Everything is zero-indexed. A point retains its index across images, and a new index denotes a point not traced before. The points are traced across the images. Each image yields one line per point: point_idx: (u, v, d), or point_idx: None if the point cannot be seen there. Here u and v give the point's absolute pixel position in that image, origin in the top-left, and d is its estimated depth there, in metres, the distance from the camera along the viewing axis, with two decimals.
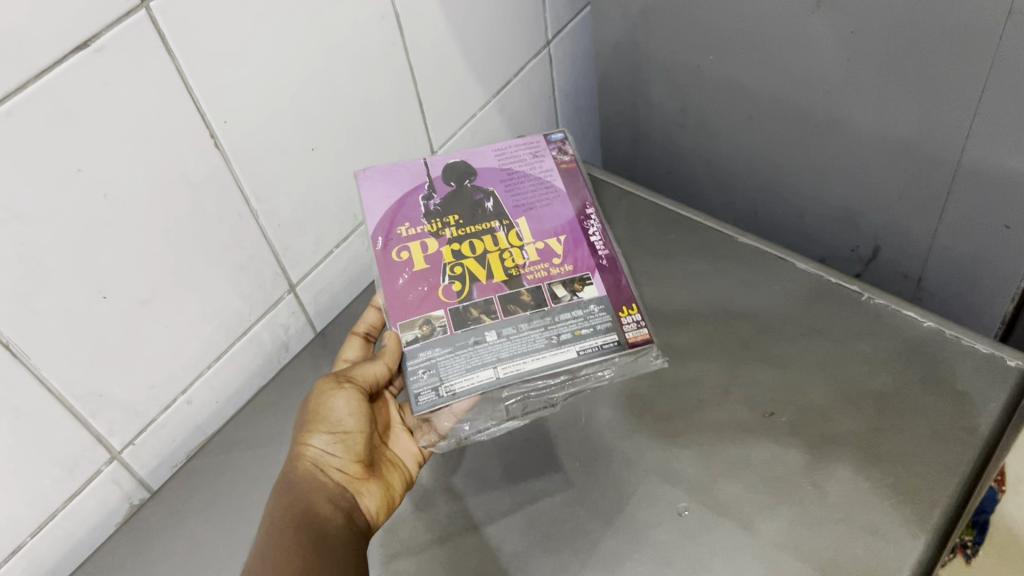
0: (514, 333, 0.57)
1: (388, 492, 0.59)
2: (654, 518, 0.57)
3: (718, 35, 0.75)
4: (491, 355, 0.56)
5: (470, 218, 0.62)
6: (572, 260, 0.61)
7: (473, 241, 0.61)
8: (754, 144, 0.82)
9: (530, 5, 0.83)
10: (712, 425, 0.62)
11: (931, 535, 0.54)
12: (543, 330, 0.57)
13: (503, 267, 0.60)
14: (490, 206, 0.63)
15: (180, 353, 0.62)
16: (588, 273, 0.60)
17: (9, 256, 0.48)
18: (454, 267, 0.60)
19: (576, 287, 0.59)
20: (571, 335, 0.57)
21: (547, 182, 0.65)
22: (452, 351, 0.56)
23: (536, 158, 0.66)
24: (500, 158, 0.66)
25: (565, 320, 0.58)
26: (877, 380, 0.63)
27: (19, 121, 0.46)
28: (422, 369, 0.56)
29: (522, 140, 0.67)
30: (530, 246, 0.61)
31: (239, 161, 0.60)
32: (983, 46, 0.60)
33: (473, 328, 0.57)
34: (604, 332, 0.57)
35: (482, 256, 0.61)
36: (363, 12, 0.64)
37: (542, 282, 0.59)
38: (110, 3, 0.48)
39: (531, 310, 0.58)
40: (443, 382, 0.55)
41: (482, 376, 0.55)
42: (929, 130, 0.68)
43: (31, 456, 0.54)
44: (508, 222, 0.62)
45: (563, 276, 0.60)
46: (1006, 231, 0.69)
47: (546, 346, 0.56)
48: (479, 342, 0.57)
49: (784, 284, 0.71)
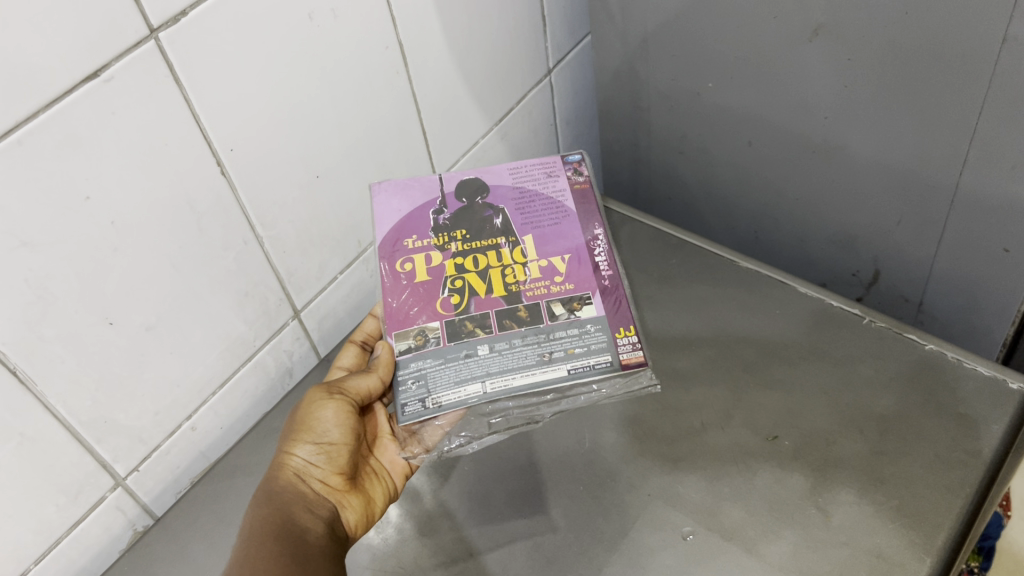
0: (507, 348, 0.57)
1: (368, 506, 0.60)
2: (658, 543, 0.57)
3: (715, 62, 0.77)
4: (481, 370, 0.57)
5: (476, 233, 0.63)
6: (574, 279, 0.61)
7: (477, 256, 0.62)
8: (753, 170, 0.83)
9: (531, 35, 0.85)
10: (716, 449, 0.62)
11: (936, 558, 0.54)
12: (536, 347, 0.57)
13: (504, 282, 0.60)
14: (498, 223, 0.63)
15: (185, 378, 0.63)
16: (589, 293, 0.60)
17: (18, 283, 0.49)
18: (455, 280, 0.61)
19: (575, 306, 0.59)
20: (564, 354, 0.57)
21: (558, 202, 0.65)
22: (444, 363, 0.57)
23: (549, 177, 0.66)
24: (514, 177, 0.66)
25: (559, 338, 0.58)
26: (880, 403, 0.63)
27: (30, 149, 0.47)
28: (412, 380, 0.57)
29: (537, 160, 0.67)
30: (532, 263, 0.61)
31: (245, 190, 0.62)
32: (977, 72, 0.61)
33: (466, 342, 0.58)
34: (597, 353, 0.57)
35: (484, 271, 0.61)
36: (368, 42, 0.66)
37: (540, 299, 0.60)
38: (120, 36, 0.49)
39: (526, 327, 0.58)
40: (430, 395, 0.56)
41: (469, 390, 0.56)
42: (926, 156, 0.69)
43: (36, 482, 0.55)
44: (514, 238, 0.62)
45: (563, 295, 0.60)
46: (1006, 254, 0.70)
47: (536, 363, 0.57)
48: (471, 355, 0.57)
49: (785, 308, 0.71)
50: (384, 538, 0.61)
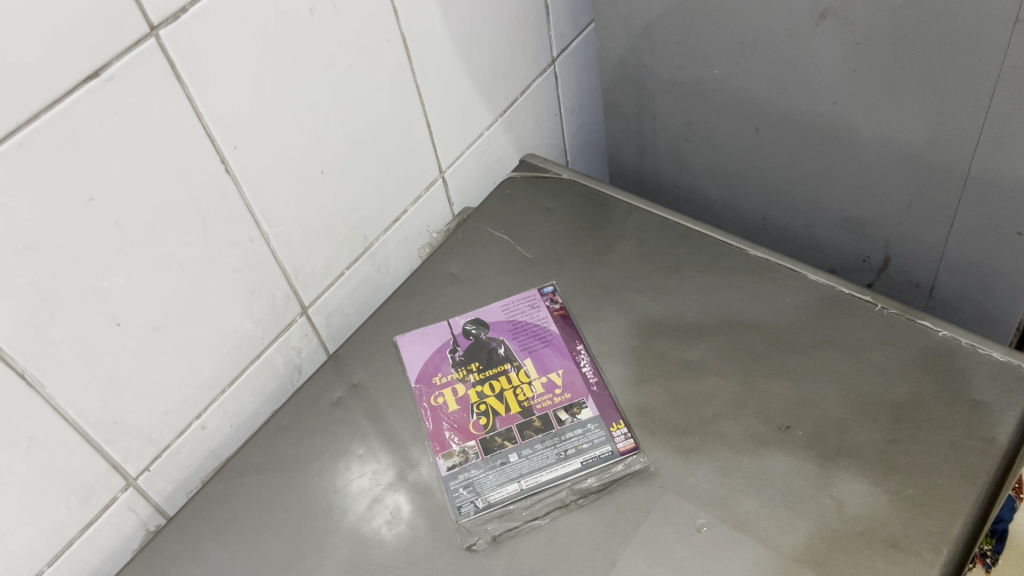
0: (530, 453, 0.64)
1: None
2: (672, 536, 0.57)
3: (721, 49, 0.76)
4: (516, 471, 0.62)
5: (486, 363, 0.70)
6: (570, 388, 0.68)
7: (490, 382, 0.69)
8: (760, 159, 0.82)
9: (534, 24, 0.84)
10: (728, 440, 0.62)
11: (954, 547, 0.53)
12: (552, 447, 0.64)
13: (517, 400, 0.67)
14: (502, 352, 0.71)
15: (193, 378, 0.63)
16: (584, 398, 0.67)
17: (23, 286, 0.49)
18: (478, 405, 0.67)
19: (575, 411, 0.66)
20: (575, 450, 0.63)
21: (544, 329, 0.73)
22: (485, 470, 0.63)
23: (534, 309, 0.74)
24: (506, 311, 0.74)
25: (570, 437, 0.64)
26: (893, 390, 0.62)
27: (31, 152, 0.47)
28: (462, 487, 0.62)
29: (520, 294, 0.76)
30: (536, 380, 0.69)
31: (250, 187, 0.61)
32: (989, 52, 0.60)
33: (499, 453, 0.64)
34: (600, 444, 0.63)
35: (500, 394, 0.68)
36: (370, 36, 0.65)
37: (548, 409, 0.66)
38: (121, 34, 0.48)
39: (542, 434, 0.65)
40: (480, 495, 0.61)
41: (510, 489, 0.61)
42: (938, 139, 0.68)
43: (48, 485, 0.55)
44: (517, 363, 0.70)
45: (564, 403, 0.67)
46: (1019, 238, 0.69)
47: (556, 461, 0.63)
48: (505, 463, 0.63)
49: (796, 296, 0.71)
50: (397, 534, 0.60)
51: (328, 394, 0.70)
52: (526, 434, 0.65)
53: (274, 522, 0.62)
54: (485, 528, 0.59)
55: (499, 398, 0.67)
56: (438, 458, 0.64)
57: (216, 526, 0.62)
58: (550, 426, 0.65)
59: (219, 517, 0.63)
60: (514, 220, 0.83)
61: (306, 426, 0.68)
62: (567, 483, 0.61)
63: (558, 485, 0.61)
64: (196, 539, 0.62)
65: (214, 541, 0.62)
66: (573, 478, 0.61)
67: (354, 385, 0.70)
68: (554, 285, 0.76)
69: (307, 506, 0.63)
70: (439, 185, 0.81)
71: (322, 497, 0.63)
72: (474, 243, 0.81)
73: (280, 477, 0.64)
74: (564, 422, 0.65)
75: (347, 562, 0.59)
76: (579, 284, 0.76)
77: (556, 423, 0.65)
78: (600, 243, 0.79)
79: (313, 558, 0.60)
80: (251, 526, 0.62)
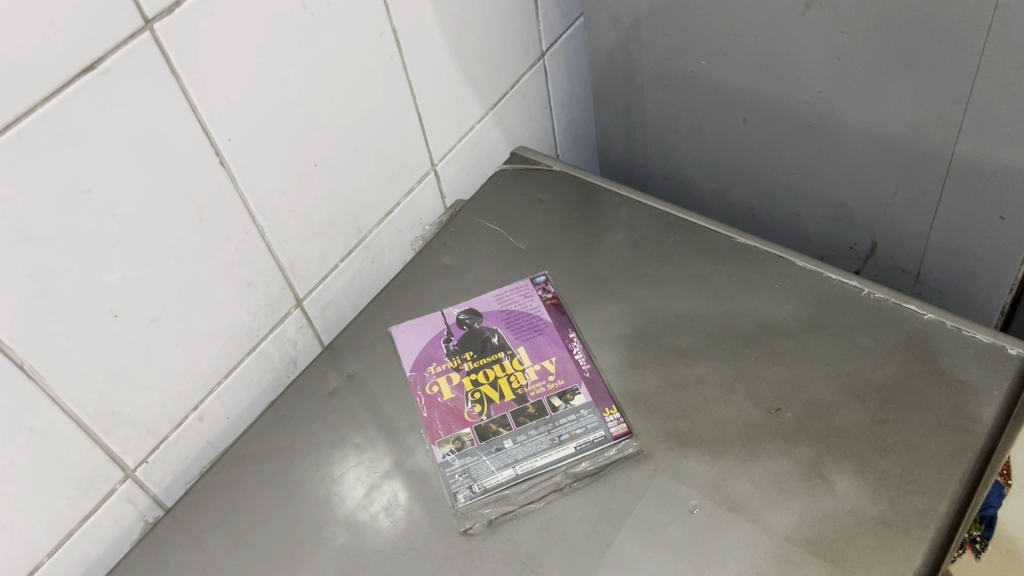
0: (525, 439, 0.64)
1: None
2: (666, 517, 0.58)
3: (708, 40, 0.77)
4: (511, 457, 0.63)
5: (480, 352, 0.71)
6: (564, 375, 0.69)
7: (486, 370, 0.69)
8: (748, 150, 0.83)
9: (524, 18, 0.85)
10: (719, 424, 0.63)
11: (940, 524, 0.55)
12: (547, 433, 0.65)
13: (511, 387, 0.68)
14: (496, 341, 0.72)
15: (191, 369, 0.63)
16: (577, 384, 0.68)
17: (22, 277, 0.50)
18: (474, 393, 0.68)
19: (568, 397, 0.67)
20: (569, 435, 0.64)
21: (537, 318, 0.73)
22: (481, 456, 0.64)
23: (526, 298, 0.75)
24: (500, 301, 0.75)
25: (564, 423, 0.65)
26: (881, 372, 0.63)
27: (29, 144, 0.47)
28: (459, 472, 0.63)
29: (513, 285, 0.77)
30: (530, 368, 0.69)
31: (244, 179, 0.62)
32: (969, 39, 0.62)
33: (494, 440, 0.65)
34: (593, 430, 0.64)
35: (495, 382, 0.68)
36: (363, 30, 0.66)
37: (542, 396, 0.67)
38: (116, 28, 0.49)
39: (536, 421, 0.66)
40: (476, 481, 0.62)
41: (506, 474, 0.62)
42: (921, 126, 0.69)
43: (46, 476, 0.55)
44: (511, 352, 0.71)
45: (557, 389, 0.68)
46: (1002, 222, 0.71)
47: (550, 446, 0.64)
48: (501, 449, 0.64)
49: (785, 283, 0.71)
50: (394, 521, 0.61)
51: (323, 385, 0.70)
52: (520, 421, 0.66)
53: (273, 511, 0.63)
54: (481, 513, 0.60)
55: (494, 385, 0.68)
56: (434, 445, 0.65)
57: (215, 515, 0.63)
58: (544, 412, 0.66)
59: (217, 507, 0.63)
60: (506, 211, 0.84)
61: (303, 417, 0.68)
62: (562, 468, 0.62)
63: (552, 470, 0.62)
64: (195, 530, 0.62)
65: (213, 532, 0.62)
66: (568, 463, 0.62)
67: (350, 375, 0.71)
68: (547, 275, 0.77)
69: (305, 495, 0.63)
70: (431, 178, 0.82)
71: (319, 486, 0.64)
72: (467, 234, 0.82)
73: (278, 466, 0.65)
74: (557, 408, 0.66)
75: (346, 549, 0.60)
76: (571, 274, 0.77)
77: (550, 409, 0.66)
78: (591, 233, 0.80)
79: (311, 545, 0.60)
80: (250, 516, 0.63)
